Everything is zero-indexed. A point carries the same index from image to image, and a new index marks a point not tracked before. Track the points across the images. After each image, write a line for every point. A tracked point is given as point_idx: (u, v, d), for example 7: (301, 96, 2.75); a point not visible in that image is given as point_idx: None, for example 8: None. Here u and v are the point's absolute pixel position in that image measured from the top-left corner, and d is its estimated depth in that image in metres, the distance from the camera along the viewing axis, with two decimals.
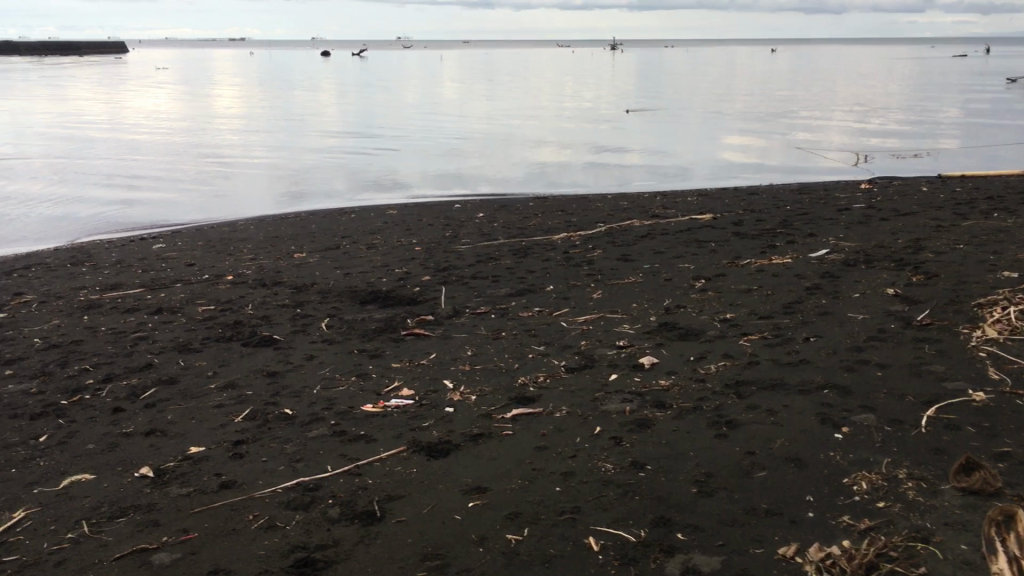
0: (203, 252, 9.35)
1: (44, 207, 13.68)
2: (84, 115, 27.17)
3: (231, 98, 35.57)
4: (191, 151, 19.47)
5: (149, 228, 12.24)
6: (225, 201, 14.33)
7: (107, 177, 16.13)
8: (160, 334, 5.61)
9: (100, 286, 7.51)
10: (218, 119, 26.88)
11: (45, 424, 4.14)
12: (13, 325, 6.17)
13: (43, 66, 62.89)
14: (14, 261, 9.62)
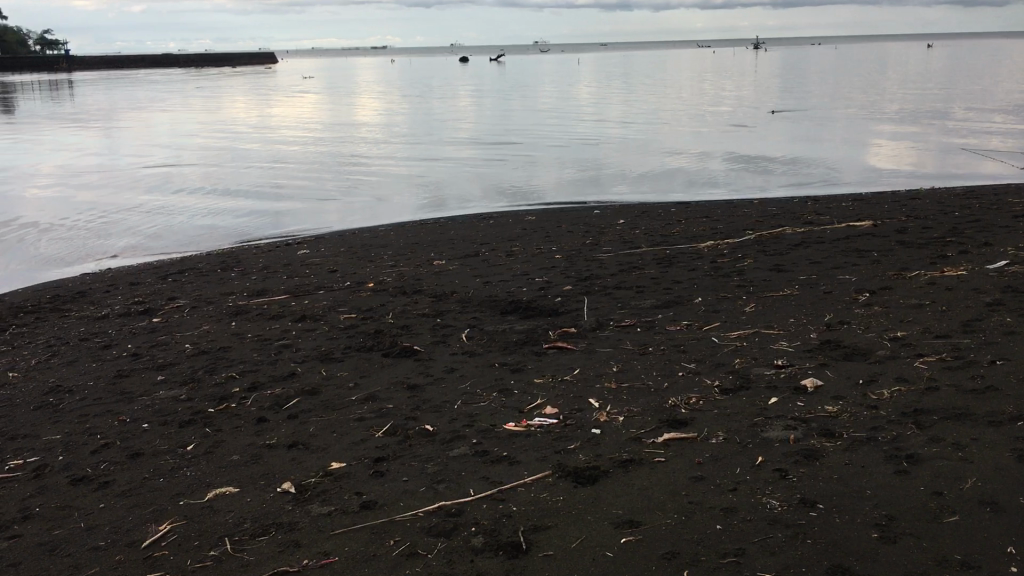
0: (346, 258, 9.49)
1: (200, 213, 14.26)
2: (237, 124, 28.46)
3: (375, 106, 36.56)
4: (336, 159, 20.02)
5: (296, 234, 12.54)
6: (367, 207, 14.59)
7: (257, 184, 16.75)
8: (303, 342, 5.64)
9: (248, 291, 7.69)
10: (362, 126, 27.53)
11: (192, 432, 4.17)
12: (166, 329, 6.35)
13: (200, 77, 66.66)
14: (170, 265, 10.04)
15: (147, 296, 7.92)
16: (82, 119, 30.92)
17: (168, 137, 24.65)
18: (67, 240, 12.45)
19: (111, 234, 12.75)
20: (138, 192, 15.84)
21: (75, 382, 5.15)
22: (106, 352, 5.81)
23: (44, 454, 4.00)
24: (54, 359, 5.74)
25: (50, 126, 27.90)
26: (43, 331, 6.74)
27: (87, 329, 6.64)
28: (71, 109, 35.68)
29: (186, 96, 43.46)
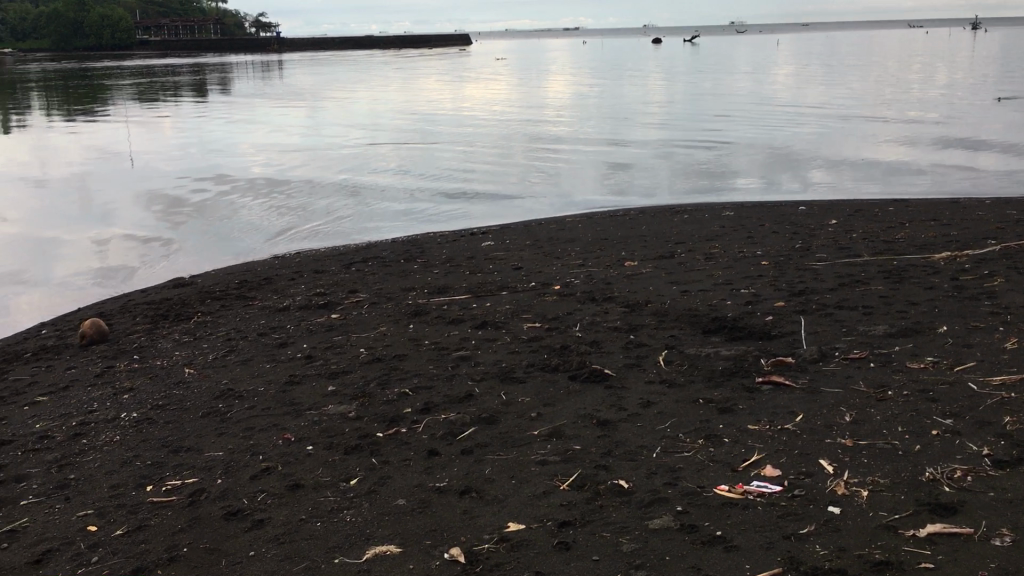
0: (531, 253, 9.03)
1: (391, 194, 14.32)
2: (431, 105, 28.87)
3: (564, 88, 36.25)
4: (525, 142, 19.79)
5: (482, 223, 12.30)
6: (554, 194, 14.22)
7: (449, 166, 16.74)
8: (483, 356, 5.14)
9: (429, 288, 7.35)
10: (551, 109, 27.13)
11: (358, 462, 3.75)
12: (343, 329, 6.06)
13: (396, 59, 69.23)
14: (355, 252, 9.95)
15: (329, 287, 7.76)
16: (288, 99, 32.43)
17: (365, 117, 25.27)
18: (266, 218, 12.79)
19: (305, 213, 12.98)
20: (334, 171, 16.15)
21: (246, 385, 4.90)
22: (281, 352, 5.57)
23: (203, 475, 3.70)
24: (230, 356, 5.56)
25: (260, 106, 29.36)
26: (226, 321, 6.66)
27: (268, 322, 6.48)
28: (277, 88, 37.54)
29: (385, 77, 44.98)
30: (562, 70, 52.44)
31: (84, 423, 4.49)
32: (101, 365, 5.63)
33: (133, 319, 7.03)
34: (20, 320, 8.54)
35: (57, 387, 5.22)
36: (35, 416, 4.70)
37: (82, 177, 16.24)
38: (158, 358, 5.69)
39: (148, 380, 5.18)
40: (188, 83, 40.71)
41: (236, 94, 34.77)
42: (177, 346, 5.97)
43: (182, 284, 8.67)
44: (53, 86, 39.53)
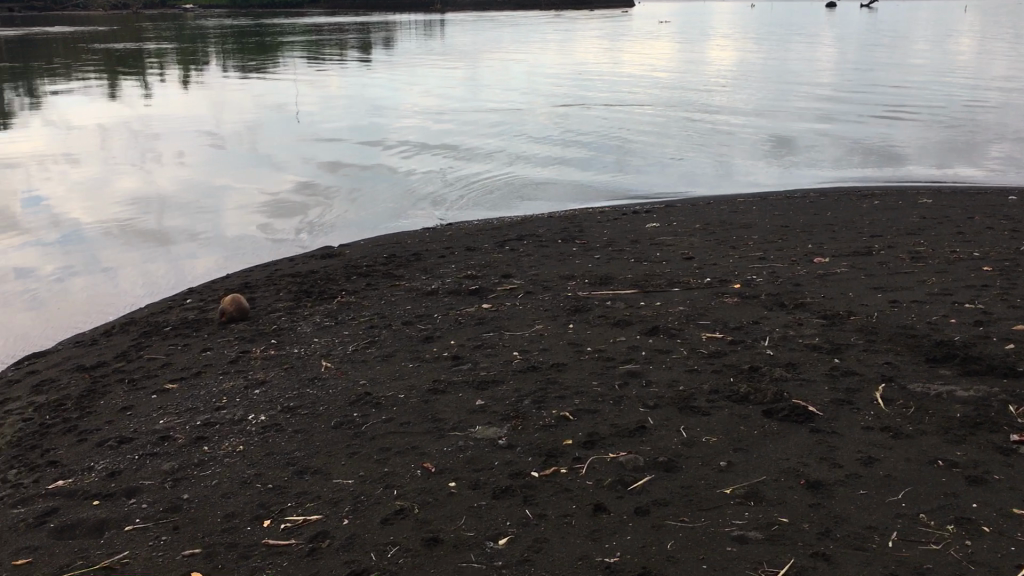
0: (702, 240, 8.17)
1: (540, 163, 13.52)
2: (590, 69, 28.00)
3: (729, 55, 34.53)
4: (684, 110, 18.69)
5: (640, 199, 11.45)
6: (717, 169, 13.19)
7: (605, 133, 15.88)
8: (656, 373, 4.38)
9: (590, 277, 6.64)
10: (716, 77, 25.73)
11: (510, 512, 3.08)
12: (496, 325, 5.44)
13: (556, 19, 68.77)
14: (509, 228, 9.36)
15: (480, 268, 7.17)
16: (448, 58, 32.33)
17: (523, 81, 24.60)
18: (413, 181, 12.26)
19: (450, 179, 12.38)
20: (487, 136, 15.48)
21: (385, 390, 4.35)
22: (427, 349, 5.01)
23: (329, 512, 3.13)
24: (370, 352, 5.04)
25: (420, 65, 29.36)
26: (370, 304, 6.16)
27: (414, 309, 5.95)
28: (438, 49, 37.51)
29: (546, 39, 44.45)
30: (728, 35, 50.32)
31: (209, 423, 4.05)
32: (236, 348, 5.24)
33: (277, 294, 6.67)
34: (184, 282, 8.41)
35: (189, 373, 4.85)
36: (161, 409, 4.31)
37: (251, 130, 16.30)
38: (295, 345, 5.25)
39: (282, 374, 4.73)
40: (354, 40, 41.57)
41: (400, 52, 35.06)
42: (316, 332, 5.51)
43: (331, 254, 8.34)
44: (233, 40, 41.22)
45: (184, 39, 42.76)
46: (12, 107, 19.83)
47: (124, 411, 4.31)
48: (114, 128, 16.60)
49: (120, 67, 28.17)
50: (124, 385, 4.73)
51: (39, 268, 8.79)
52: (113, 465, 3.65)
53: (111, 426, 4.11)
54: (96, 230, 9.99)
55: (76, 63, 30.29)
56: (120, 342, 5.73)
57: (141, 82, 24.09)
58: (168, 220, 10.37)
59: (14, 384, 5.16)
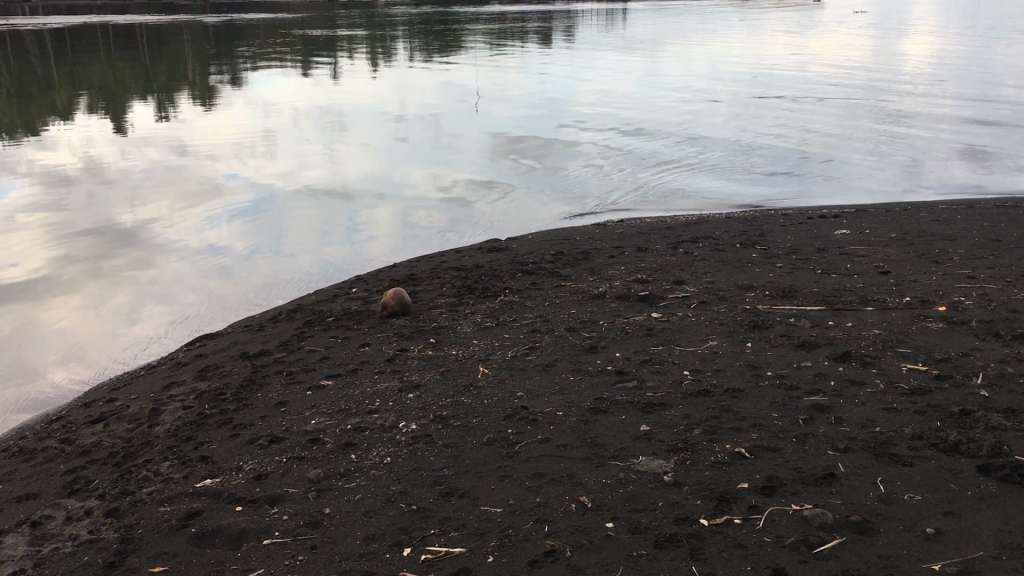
0: (899, 252, 7.42)
1: (716, 158, 12.89)
2: (778, 61, 26.73)
3: (930, 47, 32.20)
4: (877, 106, 17.45)
5: (821, 202, 10.69)
6: (910, 170, 12.16)
7: (787, 129, 15.03)
8: (847, 409, 3.87)
9: (772, 289, 6.11)
10: (917, 71, 23.91)
11: (673, 568, 2.71)
12: (667, 337, 5.05)
13: (742, 8, 66.72)
14: (684, 228, 8.88)
15: (652, 272, 6.77)
16: (629, 47, 31.79)
17: (707, 72, 23.75)
18: (580, 173, 11.95)
19: (618, 172, 11.99)
20: (662, 129, 14.97)
21: (543, 405, 4.06)
22: (590, 361, 4.68)
23: (472, 545, 2.87)
24: (530, 359, 4.77)
25: (601, 55, 28.98)
26: (533, 306, 5.90)
27: (578, 314, 5.64)
28: (622, 37, 36.91)
29: (729, 28, 43.08)
30: (928, 27, 47.06)
31: (359, 428, 3.89)
32: (394, 346, 5.10)
33: (441, 288, 6.53)
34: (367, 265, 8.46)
35: (345, 370, 4.74)
36: (315, 407, 4.20)
37: (432, 116, 16.50)
38: (453, 347, 5.04)
39: (438, 377, 4.53)
40: (535, 28, 41.69)
41: (580, 41, 34.87)
42: (476, 333, 5.30)
43: (498, 248, 8.16)
44: (421, 27, 42.33)
45: (374, 26, 44.29)
46: (216, 87, 21.01)
47: (278, 407, 4.23)
48: (305, 111, 17.24)
49: (314, 52, 29.47)
50: (281, 378, 4.68)
51: (226, 244, 9.11)
52: (260, 467, 3.56)
53: (265, 423, 4.04)
54: (282, 210, 10.29)
55: (276, 47, 31.84)
56: (284, 330, 5.73)
57: (333, 66, 25.05)
58: (349, 202, 10.53)
59: (181, 366, 5.24)
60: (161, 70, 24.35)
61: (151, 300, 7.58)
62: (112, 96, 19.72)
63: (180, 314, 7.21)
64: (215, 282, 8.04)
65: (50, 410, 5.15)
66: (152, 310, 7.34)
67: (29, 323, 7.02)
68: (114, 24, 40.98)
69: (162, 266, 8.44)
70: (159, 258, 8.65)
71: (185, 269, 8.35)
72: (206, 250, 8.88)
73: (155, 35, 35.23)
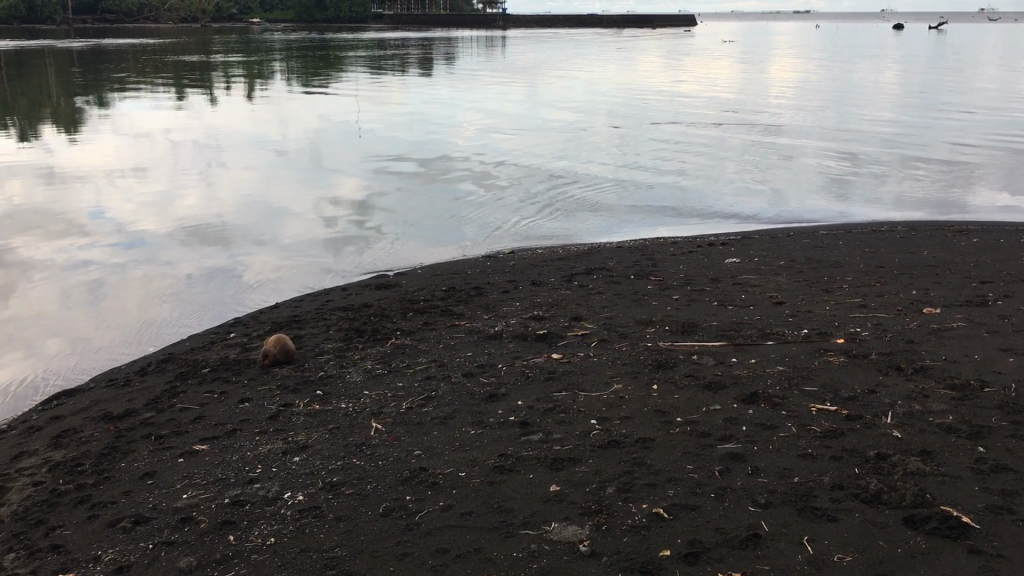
0: (790, 280, 7.44)
1: (602, 182, 12.91)
2: (657, 88, 27.38)
3: (796, 75, 33.66)
4: (750, 132, 17.97)
5: (704, 228, 10.79)
6: (784, 194, 12.48)
7: (666, 153, 15.26)
8: (763, 457, 3.69)
9: (672, 324, 5.98)
10: (787, 98, 24.85)
11: None
12: (570, 381, 4.80)
13: (620, 37, 68.62)
14: (576, 259, 8.74)
15: (548, 307, 6.55)
16: (512, 75, 32.00)
17: (589, 99, 24.07)
18: (466, 199, 11.73)
19: (505, 198, 11.82)
20: (548, 154, 14.95)
21: (443, 465, 3.74)
22: (492, 411, 4.38)
23: None
24: (427, 411, 4.43)
25: (485, 82, 29.04)
26: (427, 349, 5.57)
27: (475, 357, 5.34)
28: (505, 65, 37.15)
29: (607, 56, 44.04)
30: (792, 56, 49.36)
31: (238, 502, 3.47)
32: (277, 400, 4.67)
33: (327, 331, 6.12)
34: (258, 294, 7.93)
35: (222, 431, 4.29)
36: (188, 478, 3.75)
37: (315, 144, 16.02)
38: (343, 400, 4.66)
39: (327, 436, 4.14)
40: (417, 55, 41.61)
41: (463, 68, 34.88)
42: (367, 383, 4.92)
43: (387, 284, 7.80)
44: (299, 54, 41.49)
45: (250, 51, 43.21)
46: (84, 114, 19.95)
47: (144, 480, 3.76)
48: (180, 139, 16.50)
49: (190, 78, 28.45)
50: (149, 444, 4.19)
51: (97, 273, 8.46)
52: (121, 557, 3.11)
53: (128, 499, 3.57)
54: (160, 241, 9.65)
55: (147, 73, 30.62)
56: (153, 386, 5.21)
57: (209, 93, 24.20)
58: (228, 232, 9.97)
59: (33, 431, 4.67)
60: (23, 96, 22.99)
61: (12, 334, 6.87)
62: None
63: (46, 354, 6.56)
64: (88, 313, 7.38)
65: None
66: (14, 348, 6.65)
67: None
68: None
69: (24, 299, 7.70)
70: (22, 290, 7.91)
71: (53, 302, 7.64)
72: (75, 282, 8.17)
73: (13, 61, 33.29)
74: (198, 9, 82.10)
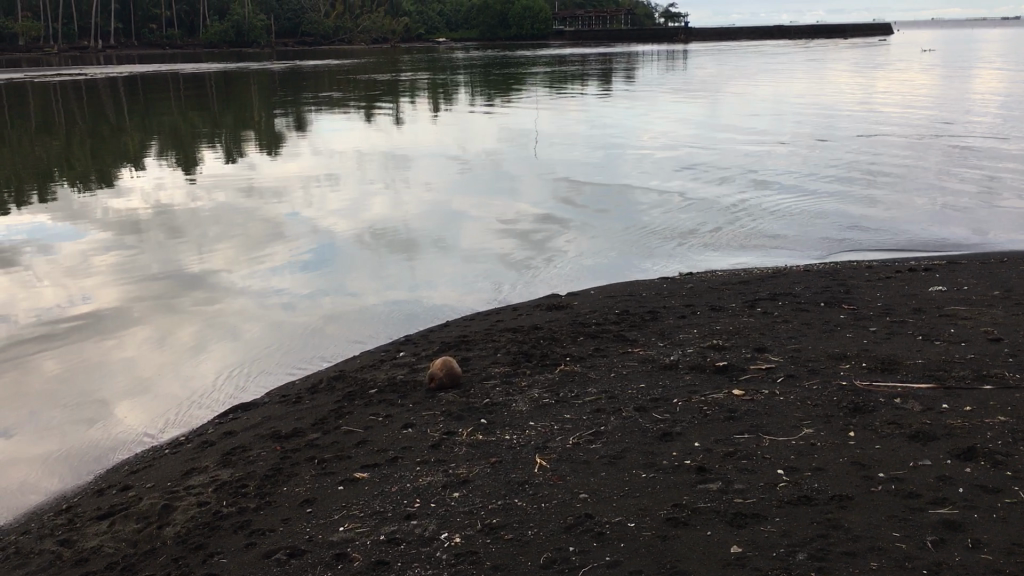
0: (1006, 314, 6.62)
1: (784, 199, 12.25)
2: (850, 101, 25.97)
3: (1008, 87, 31.03)
4: (953, 147, 16.62)
5: (900, 251, 9.95)
6: (992, 216, 11.36)
7: (859, 170, 14.32)
8: (987, 527, 3.14)
9: (869, 359, 5.40)
10: (997, 110, 22.90)
11: None
12: (753, 422, 4.36)
13: (810, 49, 66.13)
14: (758, 283, 8.21)
15: (728, 337, 6.10)
16: (694, 89, 31.32)
17: (776, 113, 23.10)
18: (641, 216, 11.39)
19: (682, 215, 11.38)
20: (729, 171, 14.37)
21: (611, 512, 3.43)
22: (665, 453, 4.03)
23: None
24: (595, 449, 4.13)
25: (667, 97, 28.52)
26: (597, 378, 5.27)
27: (648, 390, 4.99)
28: (686, 80, 36.38)
29: (794, 69, 42.41)
30: (1000, 64, 45.79)
31: (392, 539, 3.30)
32: (439, 428, 4.51)
33: (494, 354, 5.95)
34: (436, 311, 7.91)
35: (384, 458, 4.16)
36: (346, 508, 3.63)
37: (493, 159, 16.15)
38: (507, 430, 4.43)
39: (488, 471, 3.92)
40: (598, 72, 41.60)
41: (645, 83, 34.42)
42: (532, 413, 4.69)
43: (558, 305, 7.57)
44: (483, 71, 42.38)
45: (436, 70, 44.55)
46: (282, 132, 21.09)
47: (303, 507, 3.67)
48: (367, 154, 17.07)
49: (379, 97, 29.53)
50: (311, 468, 4.12)
51: (285, 283, 8.77)
52: None
53: (286, 528, 3.48)
54: (343, 252, 9.89)
55: (340, 92, 32.11)
56: (323, 404, 5.19)
57: (396, 111, 25.03)
58: (405, 246, 10.08)
59: (207, 447, 4.74)
60: (230, 115, 24.60)
61: (207, 339, 7.16)
62: (182, 142, 19.89)
63: (235, 359, 6.77)
64: (276, 323, 7.57)
65: (78, 484, 4.68)
66: (207, 351, 6.91)
67: (79, 366, 6.64)
68: (188, 72, 42.01)
69: (219, 306, 8.02)
70: (219, 298, 8.26)
71: (245, 311, 7.89)
72: (264, 292, 8.45)
73: (221, 82, 35.80)
74: (387, 31, 85.74)
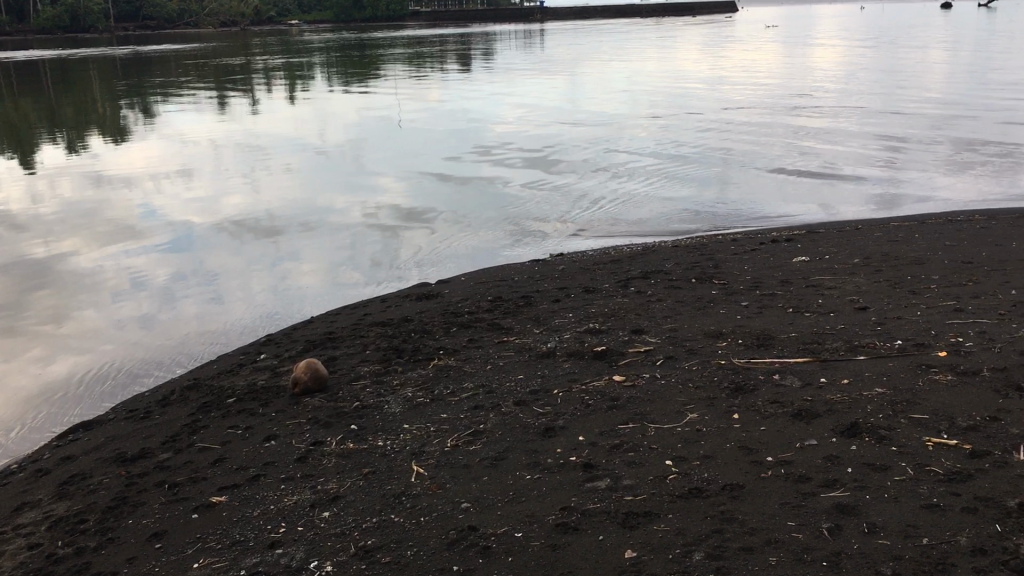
0: (868, 281, 6.74)
1: (647, 177, 12.32)
2: (705, 79, 26.63)
3: (849, 61, 32.54)
4: (803, 121, 17.22)
5: (761, 225, 10.13)
6: (843, 188, 11.76)
7: (717, 147, 14.60)
8: (879, 509, 3.06)
9: (744, 335, 5.35)
10: (840, 84, 23.91)
11: None
12: (638, 409, 4.21)
13: (662, 27, 67.89)
14: (629, 261, 8.15)
15: (605, 319, 5.95)
16: (553, 69, 31.48)
17: (635, 91, 23.41)
18: (507, 199, 11.21)
19: (548, 197, 11.26)
20: (593, 150, 14.39)
21: (496, 522, 3.18)
22: (548, 450, 3.81)
23: None
24: (475, 450, 3.87)
25: (528, 76, 28.49)
26: (473, 372, 5.01)
27: (527, 380, 4.77)
28: (545, 60, 36.52)
29: (648, 48, 43.27)
30: (838, 40, 48.15)
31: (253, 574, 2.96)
32: (306, 438, 4.15)
33: (363, 351, 5.60)
34: (299, 308, 7.47)
35: (245, 476, 3.78)
36: (200, 540, 3.24)
37: (355, 145, 15.66)
38: (380, 436, 4.11)
39: (360, 484, 3.60)
40: (458, 53, 41.26)
41: (505, 64, 34.34)
42: (406, 414, 4.38)
43: (428, 293, 7.27)
44: (339, 54, 41.32)
45: (291, 54, 43.13)
46: (128, 122, 19.88)
47: (152, 543, 3.27)
48: (220, 143, 16.25)
49: (232, 83, 28.29)
50: (162, 494, 3.70)
51: (136, 283, 8.16)
52: None
53: (131, 571, 3.08)
54: (198, 245, 9.28)
55: (189, 78, 30.61)
56: (176, 418, 4.74)
57: (250, 96, 24.00)
58: (265, 237, 9.56)
59: (42, 476, 4.23)
60: (69, 104, 23.01)
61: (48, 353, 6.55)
62: (16, 134, 18.45)
63: (81, 372, 6.21)
64: (124, 331, 6.98)
65: None
66: (50, 365, 6.32)
67: None
68: (20, 60, 39.17)
69: (62, 314, 7.37)
70: (61, 304, 7.59)
71: (88, 319, 7.25)
72: (112, 295, 7.83)
73: (58, 70, 33.51)
74: (237, 13, 82.63)
